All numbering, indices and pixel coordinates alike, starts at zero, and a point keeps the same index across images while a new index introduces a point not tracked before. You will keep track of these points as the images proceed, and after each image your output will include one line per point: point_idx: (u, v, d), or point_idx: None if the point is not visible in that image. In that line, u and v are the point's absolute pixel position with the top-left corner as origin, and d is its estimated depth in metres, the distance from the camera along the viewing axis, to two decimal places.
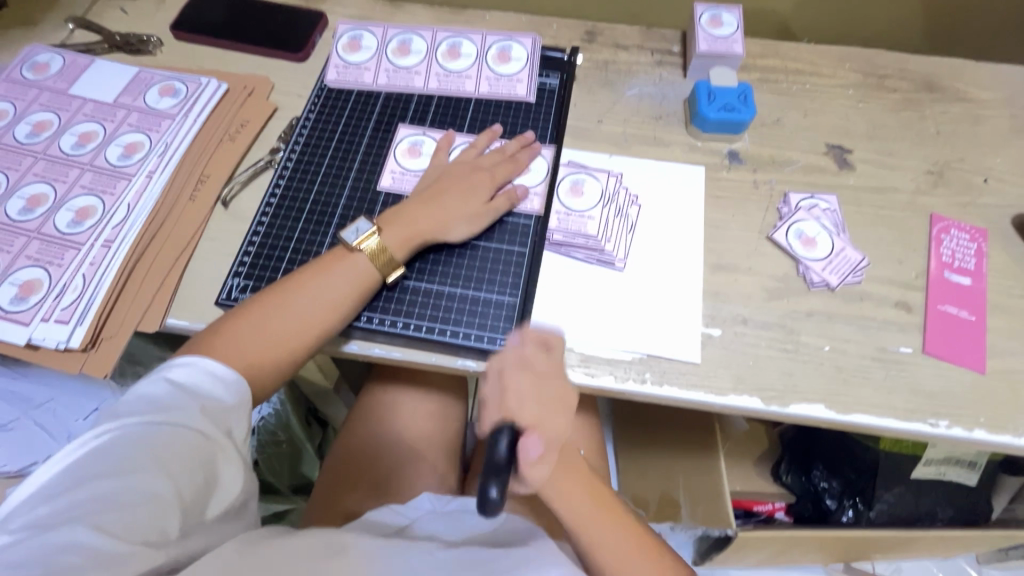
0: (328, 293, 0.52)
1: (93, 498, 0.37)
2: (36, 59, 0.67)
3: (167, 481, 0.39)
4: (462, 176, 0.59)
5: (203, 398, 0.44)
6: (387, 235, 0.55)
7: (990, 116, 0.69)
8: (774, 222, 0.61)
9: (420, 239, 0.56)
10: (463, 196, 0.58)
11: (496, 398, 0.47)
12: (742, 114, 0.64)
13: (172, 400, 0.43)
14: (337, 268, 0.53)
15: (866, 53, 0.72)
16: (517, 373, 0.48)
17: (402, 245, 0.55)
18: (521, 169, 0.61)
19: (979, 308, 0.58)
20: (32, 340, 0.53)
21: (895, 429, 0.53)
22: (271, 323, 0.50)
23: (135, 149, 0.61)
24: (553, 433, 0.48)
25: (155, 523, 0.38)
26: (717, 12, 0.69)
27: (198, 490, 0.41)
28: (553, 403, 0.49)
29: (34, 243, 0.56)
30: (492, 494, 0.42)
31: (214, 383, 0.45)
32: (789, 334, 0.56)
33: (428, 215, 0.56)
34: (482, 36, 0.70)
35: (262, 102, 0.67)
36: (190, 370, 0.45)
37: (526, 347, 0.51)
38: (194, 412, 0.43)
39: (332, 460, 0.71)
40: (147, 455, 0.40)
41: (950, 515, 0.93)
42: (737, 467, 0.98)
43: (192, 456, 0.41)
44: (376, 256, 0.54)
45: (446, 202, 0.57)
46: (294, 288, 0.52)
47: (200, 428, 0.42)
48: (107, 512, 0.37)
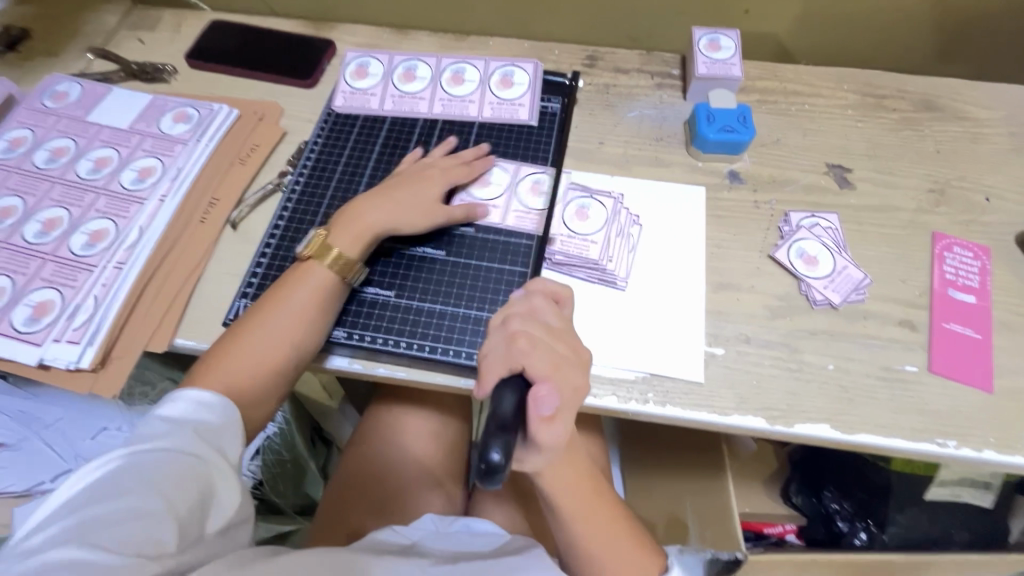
0: (293, 308, 0.53)
1: (85, 519, 0.37)
2: (56, 88, 0.69)
3: (158, 498, 0.39)
4: (418, 176, 0.61)
5: (193, 419, 0.45)
6: (336, 237, 0.56)
7: (991, 135, 0.69)
8: (775, 242, 0.62)
9: (371, 234, 0.57)
10: (412, 192, 0.59)
11: (502, 350, 0.42)
12: (741, 135, 0.65)
13: (161, 425, 0.43)
14: (292, 284, 0.54)
15: (864, 74, 0.73)
16: (524, 320, 0.44)
17: (352, 242, 0.56)
18: (476, 177, 0.63)
19: (985, 326, 0.57)
20: (44, 360, 0.54)
21: (903, 449, 0.52)
22: (246, 351, 0.51)
23: (148, 174, 0.63)
24: (567, 393, 0.42)
25: (145, 538, 0.37)
26: (715, 36, 0.71)
27: (192, 505, 0.40)
28: (564, 359, 0.43)
29: (48, 265, 0.58)
30: (500, 449, 0.34)
31: (205, 408, 0.46)
32: (793, 353, 0.56)
33: (377, 210, 0.57)
34: (485, 62, 0.72)
35: (271, 127, 0.69)
36: (179, 398, 0.46)
37: (535, 301, 0.46)
38: (185, 431, 0.43)
39: (336, 481, 0.71)
40: (139, 477, 0.40)
41: (967, 538, 0.91)
42: (747, 488, 0.96)
43: (184, 473, 0.41)
44: (333, 260, 0.55)
45: (395, 200, 0.58)
46: (260, 313, 0.53)
47: (190, 446, 0.42)
48: (98, 532, 0.36)
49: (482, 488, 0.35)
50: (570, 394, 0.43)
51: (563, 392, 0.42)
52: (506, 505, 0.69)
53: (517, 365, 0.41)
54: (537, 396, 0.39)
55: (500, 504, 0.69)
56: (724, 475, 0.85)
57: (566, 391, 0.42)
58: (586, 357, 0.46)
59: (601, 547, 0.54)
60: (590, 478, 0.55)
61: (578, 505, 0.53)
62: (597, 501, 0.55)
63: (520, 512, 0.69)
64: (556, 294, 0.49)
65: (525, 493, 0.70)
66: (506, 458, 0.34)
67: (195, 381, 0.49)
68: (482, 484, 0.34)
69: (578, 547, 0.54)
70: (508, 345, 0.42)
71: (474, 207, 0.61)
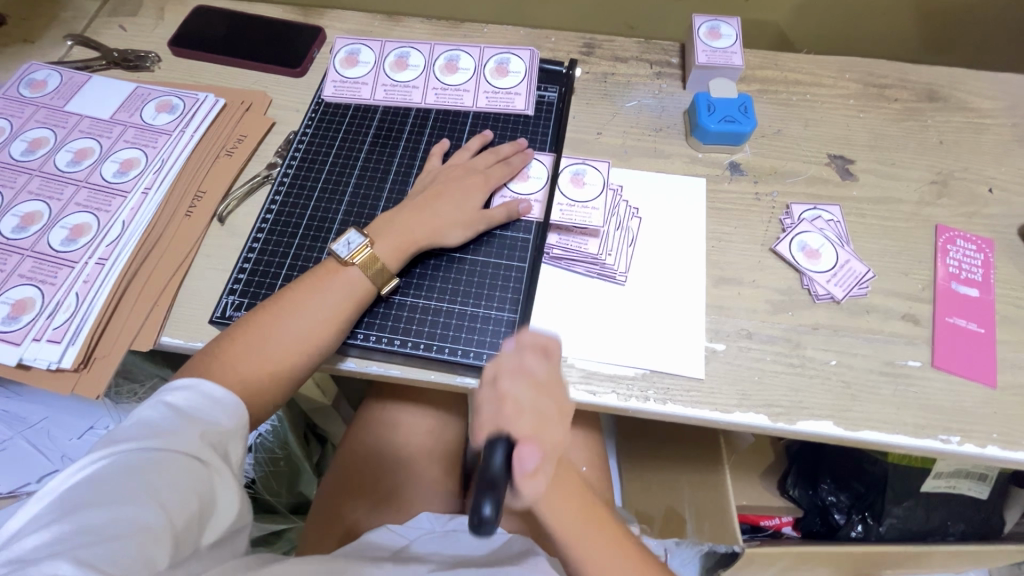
0: (321, 308, 0.51)
1: (81, 529, 0.35)
2: (33, 76, 0.66)
3: (158, 510, 0.37)
4: (458, 180, 0.59)
5: (201, 420, 0.43)
6: (380, 246, 0.54)
7: (993, 125, 0.68)
8: (776, 235, 0.60)
9: (416, 245, 0.55)
10: (458, 202, 0.57)
11: (491, 408, 0.42)
12: (742, 126, 0.63)
13: (169, 424, 0.41)
14: (330, 282, 0.52)
15: (866, 63, 0.72)
16: (513, 373, 0.43)
17: (394, 253, 0.54)
18: (517, 174, 0.61)
19: (988, 320, 0.56)
20: (24, 360, 0.52)
21: (906, 446, 0.51)
22: (266, 345, 0.49)
23: (131, 166, 0.61)
24: (551, 446, 0.42)
25: (144, 555, 0.35)
26: (715, 23, 0.69)
27: (191, 518, 0.39)
28: (551, 416, 0.43)
29: (27, 261, 0.55)
30: (487, 512, 0.35)
31: (214, 408, 0.44)
32: (794, 349, 0.55)
33: (421, 219, 0.56)
34: (480, 49, 0.69)
35: (260, 117, 0.67)
36: (189, 394, 0.44)
37: (525, 353, 0.44)
38: (192, 436, 0.41)
39: (331, 480, 0.70)
40: (141, 484, 0.38)
41: (961, 529, 0.91)
42: (743, 481, 0.97)
43: (187, 483, 0.39)
44: (371, 267, 0.53)
45: (438, 208, 0.56)
46: (287, 308, 0.51)
47: (196, 453, 0.41)
48: (95, 545, 0.34)
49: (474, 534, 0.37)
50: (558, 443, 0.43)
51: (546, 449, 0.42)
52: None
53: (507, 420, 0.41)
54: (521, 456, 0.39)
55: None
56: (721, 467, 0.84)
57: (550, 448, 0.42)
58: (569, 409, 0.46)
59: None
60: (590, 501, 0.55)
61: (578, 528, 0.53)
62: (600, 522, 0.54)
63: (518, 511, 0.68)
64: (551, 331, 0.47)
65: None
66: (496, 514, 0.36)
67: (211, 367, 0.47)
68: (474, 536, 0.36)
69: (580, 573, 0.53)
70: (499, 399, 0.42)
71: (516, 203, 0.59)
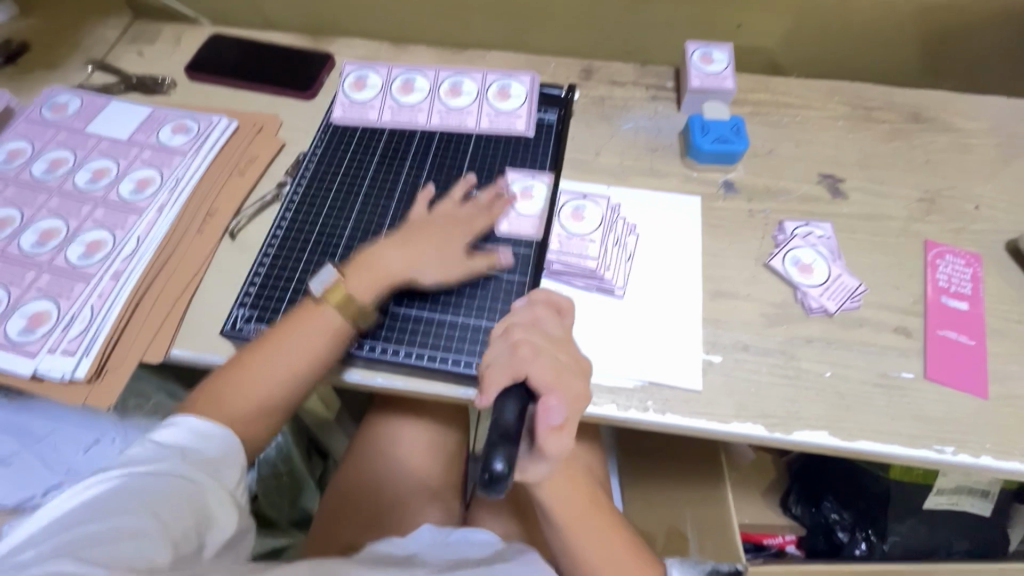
0: (299, 346, 0.53)
1: (76, 538, 0.36)
2: (55, 100, 0.70)
3: (153, 517, 0.39)
4: (439, 229, 0.59)
5: (191, 446, 0.46)
6: (354, 285, 0.55)
7: (978, 146, 0.70)
8: (770, 250, 0.62)
9: (394, 281, 0.56)
10: (438, 247, 0.58)
11: (503, 359, 0.42)
12: (735, 146, 0.66)
13: (160, 450, 0.44)
14: (305, 321, 0.54)
15: (854, 87, 0.75)
16: (524, 330, 0.44)
17: (366, 289, 0.55)
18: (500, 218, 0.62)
19: (978, 333, 0.58)
20: (38, 371, 0.53)
21: (902, 456, 0.52)
22: (249, 383, 0.52)
23: (146, 185, 0.63)
24: (569, 401, 0.42)
25: (144, 553, 0.36)
26: (708, 49, 0.72)
27: (186, 525, 0.40)
28: (564, 368, 0.44)
29: (45, 276, 0.57)
30: (499, 466, 0.34)
31: (203, 434, 0.47)
32: (789, 361, 0.56)
33: (398, 262, 0.57)
34: (483, 75, 0.73)
35: (271, 139, 0.70)
36: (175, 427, 0.47)
37: (536, 309, 0.47)
38: (181, 458, 0.44)
39: (332, 494, 0.70)
40: (135, 499, 0.39)
41: (965, 547, 0.91)
42: (747, 500, 0.96)
43: (179, 497, 0.41)
44: (345, 307, 0.54)
45: (417, 252, 0.57)
46: (270, 349, 0.53)
47: (187, 471, 0.43)
48: (95, 546, 0.35)
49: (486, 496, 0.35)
50: (576, 402, 0.43)
51: (566, 401, 0.42)
52: (505, 518, 0.69)
53: (520, 373, 0.41)
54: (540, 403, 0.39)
55: (499, 516, 0.69)
56: (721, 482, 0.86)
57: (570, 397, 0.42)
58: (586, 365, 0.46)
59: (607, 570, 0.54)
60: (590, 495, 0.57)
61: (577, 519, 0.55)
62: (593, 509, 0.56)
63: (519, 524, 0.68)
64: (559, 304, 0.50)
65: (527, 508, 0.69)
66: (509, 469, 0.35)
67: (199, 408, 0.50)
68: (484, 494, 0.34)
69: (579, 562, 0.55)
70: (512, 354, 0.43)
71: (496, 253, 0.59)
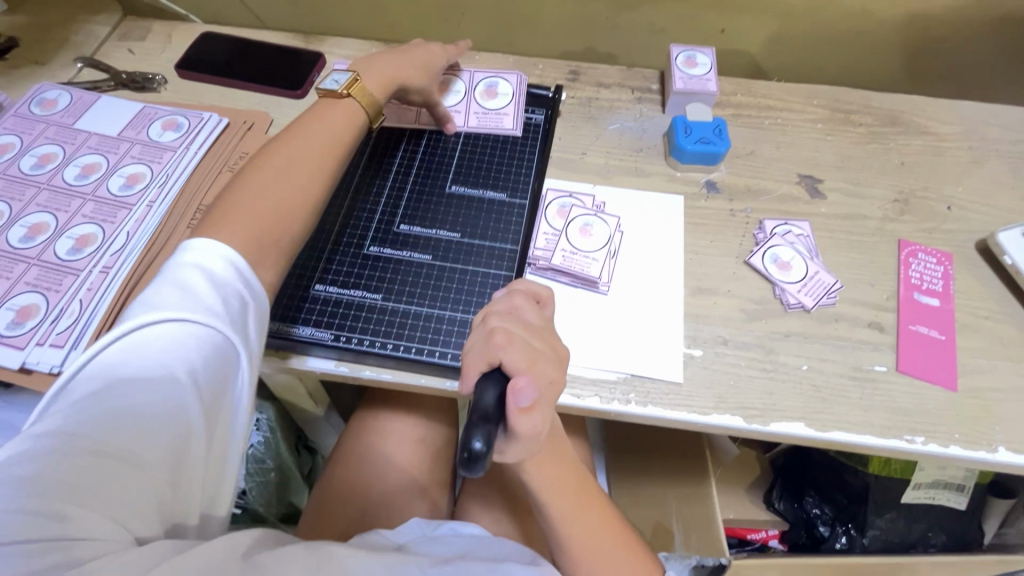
0: (320, 126, 0.58)
1: (113, 398, 0.37)
2: (44, 96, 0.70)
3: (179, 376, 0.39)
4: (427, 52, 0.68)
5: (210, 293, 0.44)
6: (367, 79, 0.63)
7: (951, 148, 0.73)
8: (750, 248, 0.64)
9: (396, 80, 0.65)
10: (425, 64, 0.67)
11: (481, 344, 0.43)
12: (717, 146, 0.67)
13: (181, 301, 0.42)
14: (326, 111, 0.60)
15: (833, 91, 0.77)
16: (503, 317, 0.45)
17: (378, 86, 0.63)
18: (457, 92, 0.73)
19: (948, 327, 0.60)
20: (27, 364, 0.53)
21: (874, 446, 0.54)
22: (270, 172, 0.53)
23: (136, 180, 0.64)
24: (545, 386, 0.43)
25: (171, 417, 0.38)
26: (692, 53, 0.74)
27: (210, 382, 0.41)
28: (541, 353, 0.44)
29: (33, 269, 0.58)
30: (477, 445, 0.36)
31: (221, 283, 0.45)
32: (768, 354, 0.58)
33: (392, 66, 0.65)
34: (470, 74, 0.74)
35: (261, 136, 0.70)
36: (194, 273, 0.44)
37: (515, 298, 0.48)
38: (199, 310, 0.42)
39: (321, 490, 0.71)
40: (157, 360, 0.39)
41: (942, 540, 0.93)
42: (730, 494, 0.99)
43: (201, 356, 0.41)
44: (362, 98, 0.62)
45: (407, 61, 0.66)
46: (291, 143, 0.56)
47: (207, 328, 0.42)
48: (125, 413, 0.37)
49: (466, 475, 0.37)
50: (551, 385, 0.44)
51: (542, 386, 0.42)
52: (494, 510, 0.70)
53: (495, 358, 0.42)
54: (516, 387, 0.40)
55: (486, 508, 0.70)
56: (708, 478, 0.86)
57: (546, 383, 0.43)
58: (564, 353, 0.47)
59: (589, 550, 0.56)
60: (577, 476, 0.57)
61: (563, 501, 0.55)
62: (583, 497, 0.57)
63: (506, 516, 0.69)
64: (538, 294, 0.51)
65: (515, 496, 0.71)
66: (487, 447, 0.36)
67: (226, 207, 0.50)
68: (464, 472, 0.36)
69: (566, 547, 0.56)
70: (487, 340, 0.43)
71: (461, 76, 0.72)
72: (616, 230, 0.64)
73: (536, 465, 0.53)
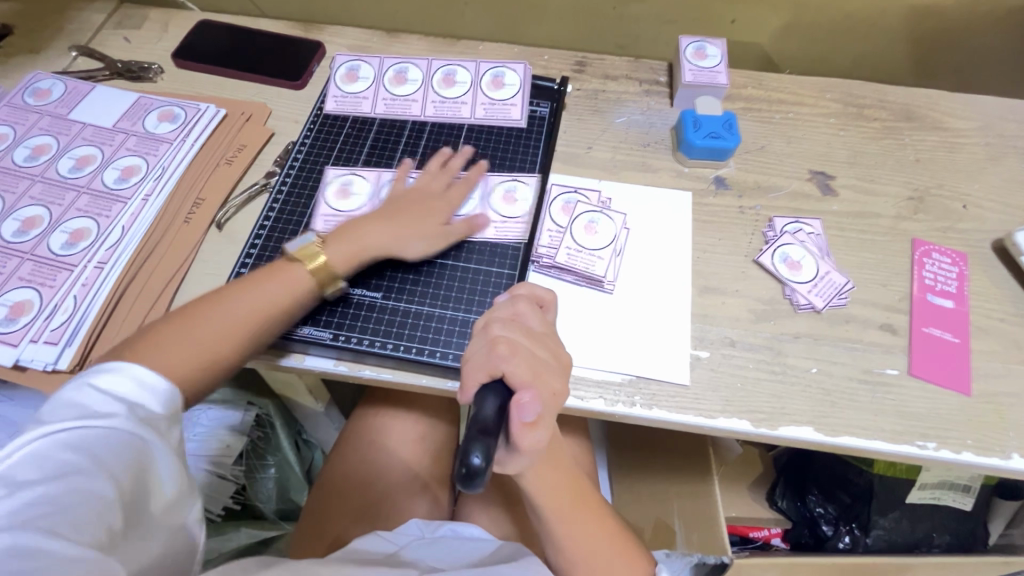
0: (263, 299, 0.52)
1: (14, 509, 0.33)
2: (38, 85, 0.68)
3: (106, 478, 0.37)
4: (422, 202, 0.60)
5: (137, 400, 0.42)
6: (332, 250, 0.55)
7: (967, 145, 0.71)
8: (759, 246, 0.62)
9: (367, 254, 0.56)
10: (420, 219, 0.59)
11: (483, 354, 0.42)
12: (727, 142, 0.66)
13: (102, 402, 0.40)
14: (278, 275, 0.53)
15: (846, 84, 0.75)
16: (505, 325, 0.44)
17: (345, 259, 0.55)
18: (467, 189, 0.63)
19: (962, 330, 0.58)
20: (20, 361, 0.52)
21: (885, 451, 0.53)
22: (205, 325, 0.49)
23: (132, 173, 0.62)
24: (547, 398, 0.42)
25: (100, 523, 0.35)
26: (702, 44, 0.72)
27: (134, 491, 0.38)
28: (544, 365, 0.44)
29: (26, 264, 0.56)
30: (476, 460, 0.34)
31: (145, 386, 0.43)
32: (776, 357, 0.56)
33: (374, 236, 0.57)
34: (476, 64, 0.72)
35: (259, 128, 0.69)
36: (116, 376, 0.42)
37: (518, 305, 0.47)
38: (129, 414, 0.40)
39: (318, 489, 0.70)
40: (79, 460, 0.37)
41: (947, 541, 0.92)
42: (732, 492, 0.98)
43: (130, 459, 0.39)
44: (318, 269, 0.54)
45: (397, 227, 0.58)
46: (237, 304, 0.51)
47: (139, 431, 0.40)
48: (45, 517, 0.33)
49: (463, 491, 0.35)
50: (552, 397, 0.43)
51: (544, 398, 0.41)
52: (494, 510, 0.69)
53: (496, 369, 0.41)
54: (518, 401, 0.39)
55: (486, 509, 0.69)
56: (711, 476, 0.84)
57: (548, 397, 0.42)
58: (567, 361, 0.46)
59: (585, 558, 0.55)
60: (575, 480, 0.57)
61: (561, 506, 0.55)
62: (582, 505, 0.56)
63: (505, 516, 0.69)
64: (543, 298, 0.50)
65: (513, 496, 0.70)
66: (486, 462, 0.35)
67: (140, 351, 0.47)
68: (463, 488, 0.34)
69: (564, 554, 0.55)
70: (489, 350, 0.42)
71: (475, 219, 0.60)
72: (623, 227, 0.62)
73: (535, 472, 0.52)
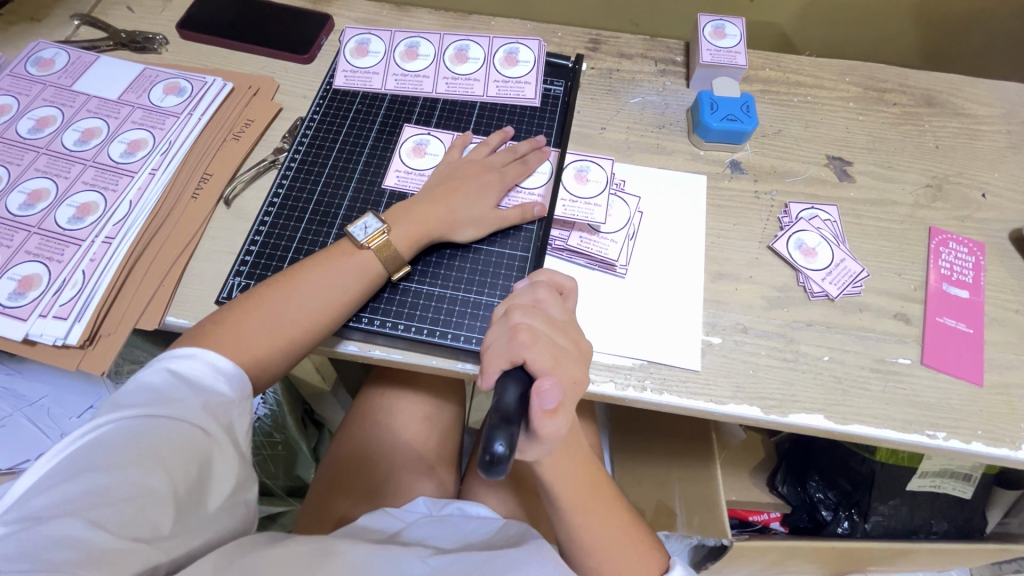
0: (335, 286, 0.52)
1: (86, 491, 0.37)
2: (40, 55, 0.67)
3: (164, 476, 0.39)
4: (474, 176, 0.59)
5: (207, 388, 0.44)
6: (395, 233, 0.55)
7: (988, 132, 0.69)
8: (774, 233, 0.62)
9: (428, 237, 0.56)
10: (474, 197, 0.58)
11: (504, 341, 0.42)
12: (744, 125, 0.64)
13: (174, 391, 0.43)
14: (346, 262, 0.53)
15: (867, 67, 0.73)
16: (526, 312, 0.44)
17: (407, 240, 0.55)
18: (529, 171, 0.62)
19: (977, 321, 0.58)
20: (30, 335, 0.52)
21: (894, 440, 0.53)
22: (280, 313, 0.50)
23: (138, 147, 0.61)
24: (567, 385, 0.42)
25: (150, 519, 0.38)
26: (721, 23, 0.70)
27: (191, 484, 0.41)
28: (565, 352, 0.43)
29: (34, 238, 0.56)
30: (501, 447, 0.34)
31: (217, 375, 0.45)
32: (788, 344, 0.56)
33: (432, 214, 0.56)
34: (489, 40, 0.70)
35: (266, 102, 0.67)
36: (193, 362, 0.45)
37: (540, 292, 0.47)
38: (196, 406, 0.43)
39: (326, 467, 0.71)
40: (145, 449, 0.40)
41: (944, 528, 0.93)
42: (731, 476, 1.00)
43: (192, 453, 0.41)
44: (383, 253, 0.54)
45: (454, 204, 0.57)
46: (306, 289, 0.51)
47: (202, 424, 0.42)
48: (104, 506, 0.37)
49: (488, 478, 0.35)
50: (572, 383, 0.43)
51: (564, 385, 0.41)
52: (499, 489, 0.70)
53: (518, 356, 0.41)
54: (540, 389, 0.39)
55: (492, 488, 0.70)
56: (714, 460, 0.85)
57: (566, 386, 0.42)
58: (586, 350, 0.46)
59: (600, 545, 0.56)
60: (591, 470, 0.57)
61: (578, 496, 0.55)
62: (598, 492, 0.57)
63: (512, 497, 0.69)
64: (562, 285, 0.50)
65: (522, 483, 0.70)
66: (510, 450, 0.34)
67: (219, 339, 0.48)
68: (485, 475, 0.34)
69: (577, 542, 0.56)
70: (510, 337, 0.42)
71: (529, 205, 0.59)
72: (636, 211, 0.62)
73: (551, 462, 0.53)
